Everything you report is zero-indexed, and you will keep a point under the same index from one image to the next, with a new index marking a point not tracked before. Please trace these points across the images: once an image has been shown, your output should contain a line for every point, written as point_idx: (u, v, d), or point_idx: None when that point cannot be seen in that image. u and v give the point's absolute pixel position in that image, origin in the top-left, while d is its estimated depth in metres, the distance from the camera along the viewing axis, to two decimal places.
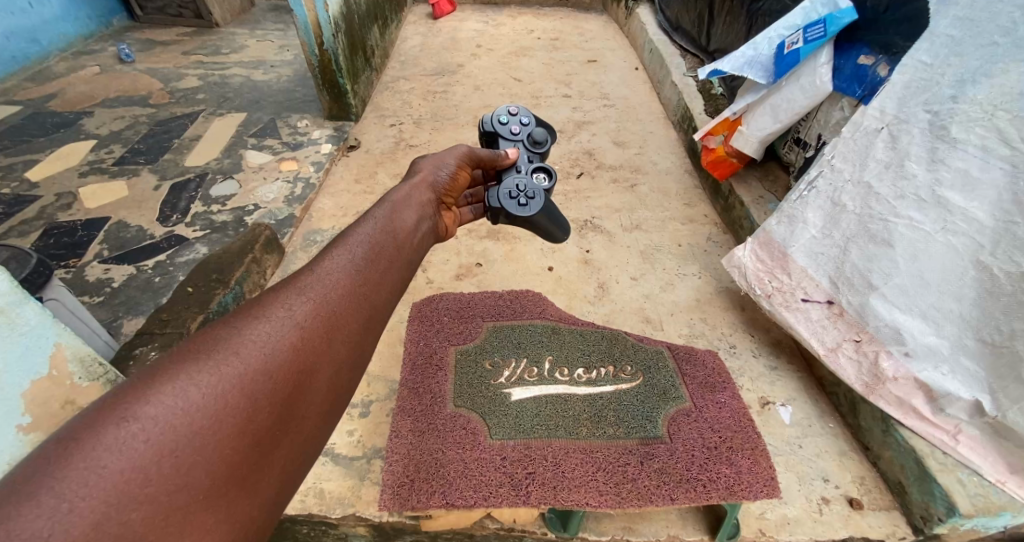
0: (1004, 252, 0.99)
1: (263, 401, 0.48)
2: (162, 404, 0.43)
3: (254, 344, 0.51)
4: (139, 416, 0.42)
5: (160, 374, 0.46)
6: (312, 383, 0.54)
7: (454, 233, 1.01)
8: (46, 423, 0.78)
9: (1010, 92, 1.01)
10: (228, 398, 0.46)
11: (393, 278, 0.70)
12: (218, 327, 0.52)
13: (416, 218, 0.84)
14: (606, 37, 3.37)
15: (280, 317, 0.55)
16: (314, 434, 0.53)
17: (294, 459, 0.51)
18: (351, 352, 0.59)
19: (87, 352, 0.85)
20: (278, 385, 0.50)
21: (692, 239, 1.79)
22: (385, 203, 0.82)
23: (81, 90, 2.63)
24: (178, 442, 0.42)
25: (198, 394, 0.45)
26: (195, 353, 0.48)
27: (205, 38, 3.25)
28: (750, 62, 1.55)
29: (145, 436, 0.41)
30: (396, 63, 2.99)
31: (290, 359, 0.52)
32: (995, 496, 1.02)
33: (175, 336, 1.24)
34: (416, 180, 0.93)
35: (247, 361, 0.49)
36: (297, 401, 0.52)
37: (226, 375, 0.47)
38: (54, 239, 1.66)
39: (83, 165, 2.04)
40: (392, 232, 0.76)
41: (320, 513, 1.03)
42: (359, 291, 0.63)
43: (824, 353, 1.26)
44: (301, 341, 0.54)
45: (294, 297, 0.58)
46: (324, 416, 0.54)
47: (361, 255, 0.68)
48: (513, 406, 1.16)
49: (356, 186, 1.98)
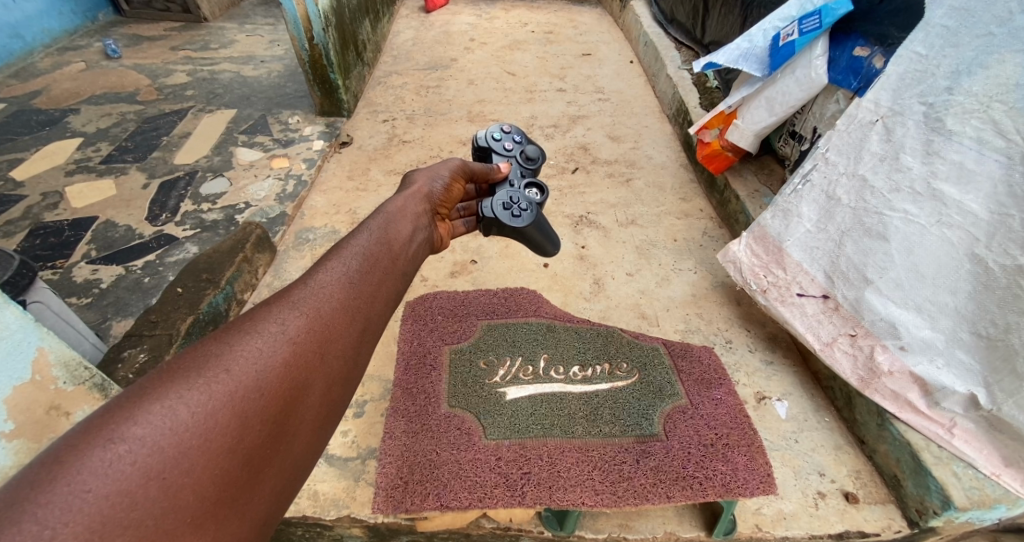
0: (1000, 246, 0.98)
1: (253, 419, 0.47)
2: (150, 424, 0.42)
3: (245, 359, 0.50)
4: (127, 437, 0.40)
5: (149, 393, 0.44)
6: (303, 399, 0.53)
7: (447, 245, 0.98)
8: (31, 430, 0.77)
9: (1006, 83, 1.00)
10: (219, 416, 0.45)
11: (388, 290, 0.69)
12: (209, 342, 0.51)
13: (411, 228, 0.83)
14: (601, 30, 3.34)
15: (271, 332, 0.54)
16: (305, 451, 0.52)
17: (284, 478, 0.50)
18: (343, 367, 0.58)
19: (72, 357, 0.84)
20: (269, 402, 0.49)
21: (688, 234, 1.78)
22: (380, 214, 0.81)
23: (66, 87, 2.59)
24: (165, 463, 0.41)
25: (188, 413, 0.44)
26: (184, 370, 0.47)
27: (193, 33, 3.20)
28: (745, 54, 1.53)
29: (132, 457, 0.40)
30: (388, 57, 2.96)
31: (282, 375, 0.51)
32: (990, 489, 1.03)
33: (164, 338, 1.23)
34: (412, 190, 0.92)
35: (238, 378, 0.48)
36: (289, 418, 0.51)
37: (216, 392, 0.46)
38: (41, 239, 1.64)
39: (70, 163, 2.01)
40: (387, 243, 0.75)
41: (314, 515, 1.02)
42: (352, 304, 0.62)
43: (820, 348, 1.25)
44: (294, 356, 0.53)
45: (286, 311, 0.57)
46: (315, 432, 0.53)
47: (356, 267, 0.67)
48: (508, 405, 1.16)
49: (349, 183, 1.96)
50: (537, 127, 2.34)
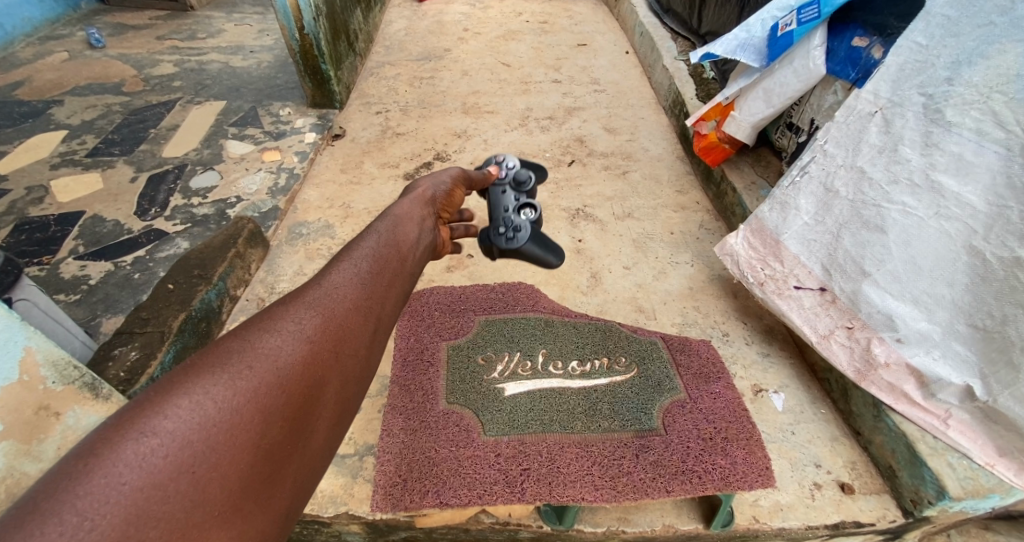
0: (998, 239, 0.98)
1: (277, 415, 0.46)
2: (179, 418, 0.40)
3: (267, 355, 0.48)
4: (157, 430, 0.39)
5: (176, 387, 0.43)
6: (323, 397, 0.51)
7: (449, 251, 0.95)
8: (19, 431, 0.75)
9: (1007, 73, 0.99)
10: (244, 413, 0.44)
11: (399, 290, 0.67)
12: (230, 336, 0.50)
13: (418, 230, 0.81)
14: (596, 20, 3.30)
15: (291, 328, 0.52)
16: (325, 450, 0.51)
17: (305, 476, 0.48)
18: (363, 365, 0.57)
19: (60, 356, 0.82)
20: (292, 398, 0.48)
21: (684, 227, 1.77)
22: (387, 216, 0.79)
23: (49, 78, 2.52)
24: (194, 458, 0.39)
25: (215, 408, 0.42)
26: (209, 364, 0.46)
27: (179, 22, 3.13)
28: (743, 44, 1.49)
29: (163, 451, 0.38)
30: (381, 47, 2.91)
31: (303, 372, 0.50)
32: (984, 478, 1.03)
33: (156, 335, 1.21)
34: (414, 193, 0.90)
35: (263, 374, 0.47)
36: (309, 415, 0.49)
37: (241, 388, 0.45)
38: (26, 235, 1.60)
39: (55, 156, 1.96)
40: (395, 245, 0.72)
41: (312, 512, 1.01)
42: (368, 302, 0.61)
43: (816, 340, 1.25)
44: (313, 354, 0.52)
45: (306, 306, 0.56)
46: (333, 431, 0.52)
47: (370, 265, 0.66)
48: (507, 402, 1.15)
49: (342, 176, 1.93)
50: (532, 119, 2.32)
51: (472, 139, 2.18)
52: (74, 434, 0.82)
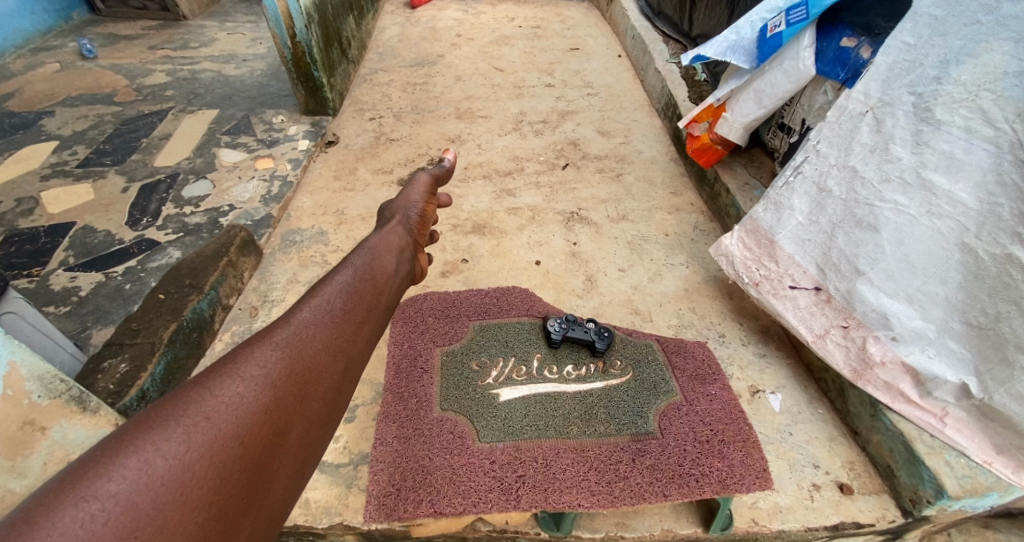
0: (990, 235, 0.98)
1: (231, 469, 0.49)
2: (124, 479, 0.43)
3: (224, 406, 0.53)
4: (100, 494, 0.41)
5: (123, 446, 0.45)
6: (283, 443, 0.56)
7: (427, 272, 1.12)
8: (3, 447, 0.75)
9: (994, 71, 0.99)
10: (196, 467, 0.47)
11: (369, 325, 0.77)
12: (187, 388, 0.54)
13: (395, 262, 0.96)
14: (589, 25, 3.32)
15: (251, 376, 0.57)
16: (283, 498, 0.54)
17: (258, 529, 0.50)
18: (322, 409, 0.62)
19: (46, 370, 0.82)
20: (248, 450, 0.52)
21: (679, 228, 1.77)
22: (366, 251, 0.94)
23: (40, 89, 2.53)
24: (138, 522, 0.41)
25: (164, 466, 0.45)
26: (162, 420, 0.49)
27: (172, 31, 3.14)
28: (733, 46, 1.51)
29: (105, 516, 0.40)
30: (374, 55, 2.92)
31: (261, 420, 0.54)
32: (982, 476, 1.03)
33: (146, 346, 1.21)
34: (393, 225, 1.08)
35: (218, 426, 0.51)
36: (267, 465, 0.53)
37: (195, 443, 0.48)
38: (16, 247, 1.59)
39: (46, 168, 1.96)
40: (370, 278, 0.85)
41: (306, 523, 1.01)
42: (334, 344, 0.69)
43: (812, 339, 1.24)
44: (274, 400, 0.57)
45: (268, 353, 0.61)
46: (293, 478, 0.56)
47: (339, 305, 0.75)
48: (501, 407, 1.13)
49: (335, 183, 1.93)
50: (526, 123, 2.32)
51: (466, 144, 2.19)
52: (61, 449, 0.81)
